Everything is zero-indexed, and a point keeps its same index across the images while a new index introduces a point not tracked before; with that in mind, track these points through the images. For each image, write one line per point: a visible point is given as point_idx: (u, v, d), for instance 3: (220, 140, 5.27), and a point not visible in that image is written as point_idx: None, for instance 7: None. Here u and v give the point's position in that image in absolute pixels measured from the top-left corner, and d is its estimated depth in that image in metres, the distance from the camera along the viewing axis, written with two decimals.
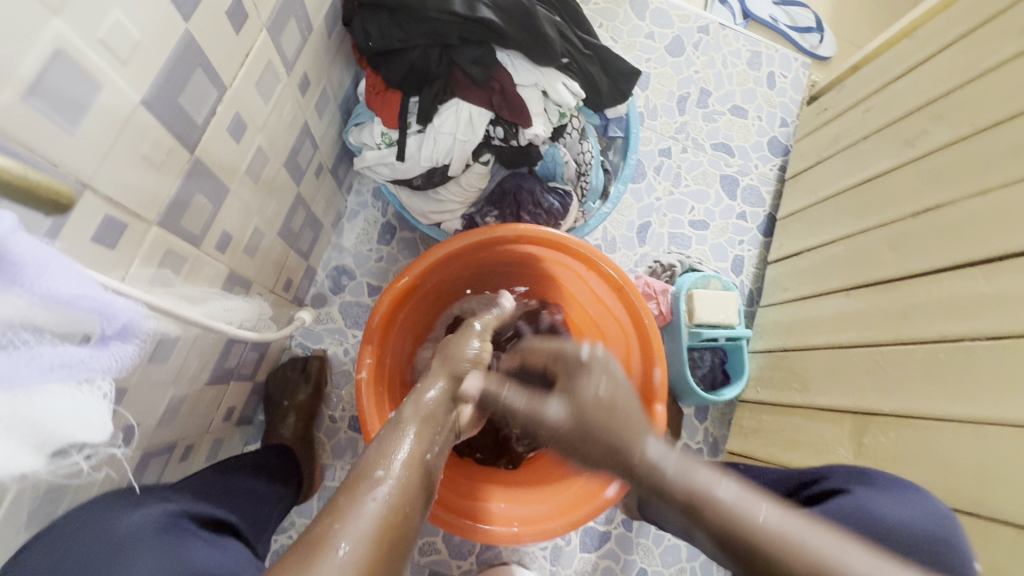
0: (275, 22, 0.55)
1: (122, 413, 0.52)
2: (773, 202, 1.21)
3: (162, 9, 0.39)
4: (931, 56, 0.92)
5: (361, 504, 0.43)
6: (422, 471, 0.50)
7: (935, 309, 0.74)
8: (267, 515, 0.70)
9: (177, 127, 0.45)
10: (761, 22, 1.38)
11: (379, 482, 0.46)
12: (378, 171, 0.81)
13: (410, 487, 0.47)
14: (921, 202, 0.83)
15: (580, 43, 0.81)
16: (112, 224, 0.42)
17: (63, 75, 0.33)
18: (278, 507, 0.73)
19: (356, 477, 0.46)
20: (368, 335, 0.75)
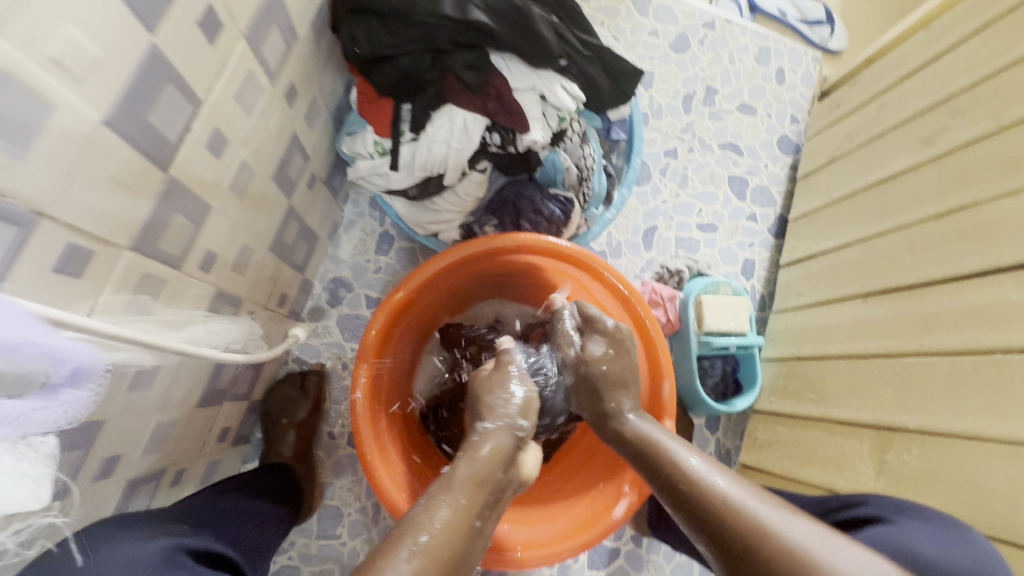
0: (255, 31, 0.52)
1: (100, 446, 0.50)
2: (784, 202, 1.17)
3: (123, 21, 0.36)
4: (951, 48, 0.87)
5: (398, 564, 0.44)
6: (461, 532, 0.49)
7: (962, 318, 0.70)
8: (269, 538, 0.68)
9: (147, 146, 0.43)
10: (768, 16, 1.33)
11: (421, 545, 0.46)
12: (372, 181, 0.79)
13: (445, 551, 0.47)
14: (942, 202, 0.79)
15: (579, 44, 0.77)
16: (76, 253, 0.39)
17: (9, 96, 0.31)
18: (278, 530, 0.70)
19: (393, 535, 0.47)
20: (363, 353, 0.72)
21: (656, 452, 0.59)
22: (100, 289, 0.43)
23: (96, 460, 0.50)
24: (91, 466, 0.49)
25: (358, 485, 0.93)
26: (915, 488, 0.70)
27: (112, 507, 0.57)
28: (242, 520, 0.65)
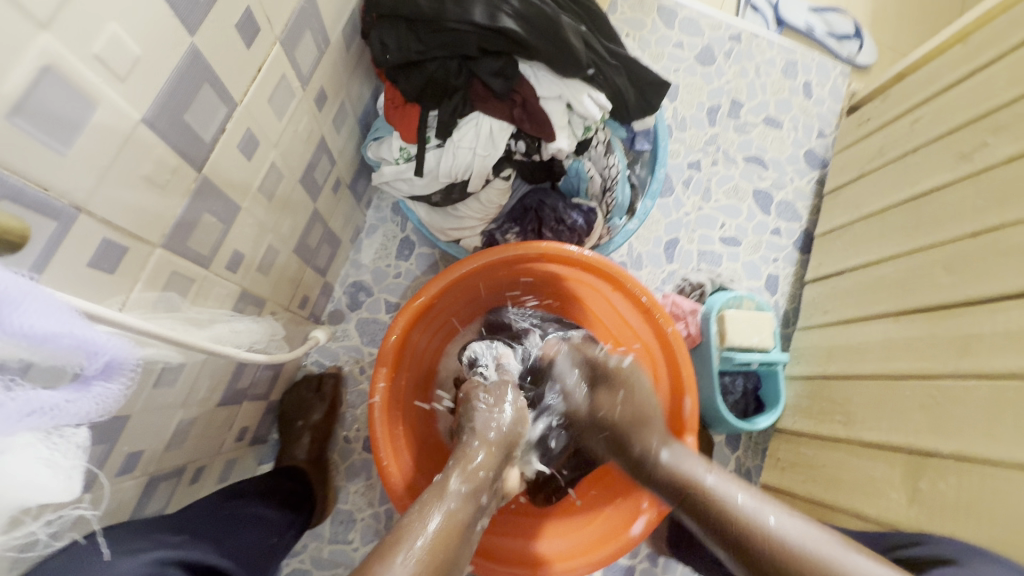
0: (291, 35, 0.53)
1: (122, 441, 0.50)
2: (810, 217, 1.15)
3: (166, 22, 0.37)
4: (990, 62, 0.85)
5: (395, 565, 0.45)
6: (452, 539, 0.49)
7: (1001, 340, 0.67)
8: (272, 547, 0.65)
9: (182, 145, 0.43)
10: (796, 30, 1.32)
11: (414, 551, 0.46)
12: (397, 186, 0.80)
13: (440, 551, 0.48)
14: (980, 221, 0.77)
15: (607, 53, 0.77)
16: (111, 248, 0.40)
17: (52, 92, 0.31)
18: (285, 539, 0.68)
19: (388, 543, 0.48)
20: (382, 357, 0.72)
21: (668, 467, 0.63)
22: (131, 285, 0.43)
23: (119, 455, 0.50)
24: (114, 460, 0.50)
25: (371, 491, 0.93)
26: (950, 518, 0.67)
27: (131, 503, 0.57)
28: (242, 530, 0.62)
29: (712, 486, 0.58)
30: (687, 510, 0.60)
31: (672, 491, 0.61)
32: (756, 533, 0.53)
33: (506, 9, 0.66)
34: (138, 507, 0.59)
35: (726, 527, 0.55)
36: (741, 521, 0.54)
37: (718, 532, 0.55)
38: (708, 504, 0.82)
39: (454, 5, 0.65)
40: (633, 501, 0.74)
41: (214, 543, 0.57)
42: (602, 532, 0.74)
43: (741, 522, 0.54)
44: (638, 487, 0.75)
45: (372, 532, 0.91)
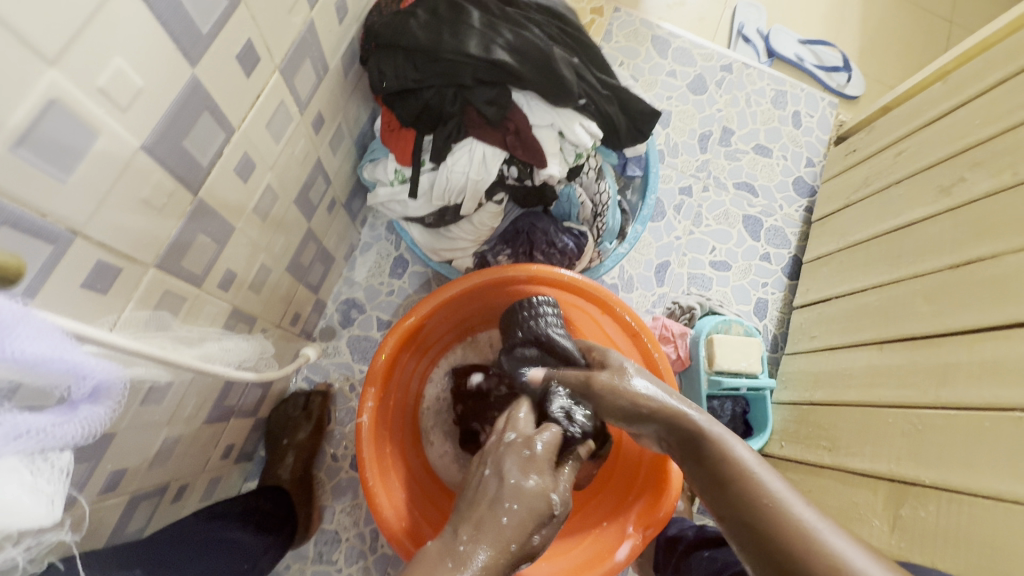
0: (290, 64, 0.55)
1: (107, 459, 0.50)
2: (798, 244, 1.17)
3: (169, 56, 0.38)
4: (970, 99, 0.88)
5: None
6: None
7: (979, 371, 0.68)
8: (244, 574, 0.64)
9: (180, 169, 0.44)
10: (786, 61, 1.36)
11: None
12: (391, 208, 0.82)
13: None
14: (960, 253, 0.78)
15: (599, 84, 0.79)
16: (106, 270, 0.41)
17: (56, 124, 0.32)
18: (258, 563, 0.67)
19: None
20: (371, 377, 0.72)
21: (705, 442, 0.53)
22: (124, 305, 0.44)
23: (102, 473, 0.50)
24: (98, 477, 0.50)
25: (357, 510, 0.92)
26: (931, 549, 0.67)
27: (113, 520, 0.57)
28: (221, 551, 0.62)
29: (745, 466, 0.49)
30: (707, 479, 0.51)
31: (696, 456, 0.53)
32: (783, 522, 0.43)
33: (501, 41, 0.69)
34: (120, 524, 0.59)
35: (746, 505, 0.46)
36: (770, 508, 0.45)
37: (736, 508, 0.47)
38: (695, 530, 0.82)
39: (450, 36, 0.67)
40: (619, 526, 0.75)
41: None
42: (588, 555, 0.73)
43: (767, 509, 0.45)
44: (625, 512, 0.76)
45: (357, 552, 0.90)
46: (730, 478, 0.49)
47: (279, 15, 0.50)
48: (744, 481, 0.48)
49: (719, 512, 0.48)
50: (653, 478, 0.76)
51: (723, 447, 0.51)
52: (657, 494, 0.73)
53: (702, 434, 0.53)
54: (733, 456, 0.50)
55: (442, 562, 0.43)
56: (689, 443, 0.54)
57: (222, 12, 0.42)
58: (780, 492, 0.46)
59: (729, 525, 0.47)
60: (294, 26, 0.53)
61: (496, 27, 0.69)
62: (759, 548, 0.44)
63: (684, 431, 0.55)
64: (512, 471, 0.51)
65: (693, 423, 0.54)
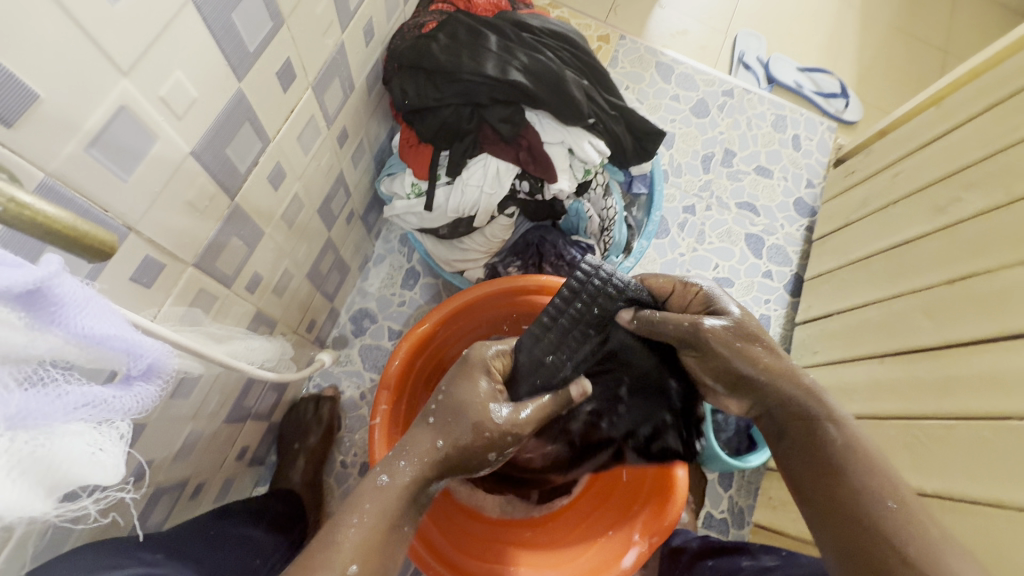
0: (322, 81, 0.59)
1: (137, 448, 0.52)
2: (800, 261, 1.20)
3: (220, 71, 0.42)
4: (962, 123, 0.92)
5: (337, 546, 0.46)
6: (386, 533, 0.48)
7: (977, 383, 0.70)
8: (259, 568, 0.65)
9: (221, 175, 0.48)
10: (785, 87, 1.41)
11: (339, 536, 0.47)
12: (407, 220, 0.85)
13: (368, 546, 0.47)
14: (956, 268, 0.81)
15: (607, 105, 0.84)
16: (152, 265, 0.44)
17: (124, 128, 0.36)
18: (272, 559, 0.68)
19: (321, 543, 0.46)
20: (385, 381, 0.75)
21: (820, 424, 0.54)
22: (164, 299, 0.47)
23: (130, 464, 0.53)
24: (129, 465, 0.52)
25: None
26: None
27: (137, 511, 0.59)
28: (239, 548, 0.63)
29: (866, 457, 0.51)
30: (813, 459, 0.53)
31: (805, 434, 0.54)
32: (907, 528, 0.47)
33: (516, 64, 0.73)
34: (143, 516, 0.61)
35: (863, 503, 0.49)
36: (895, 516, 0.47)
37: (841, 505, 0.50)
38: (700, 540, 0.83)
39: (469, 59, 0.71)
40: (625, 533, 0.75)
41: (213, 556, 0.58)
42: (595, 562, 0.74)
43: (891, 515, 0.48)
44: (631, 519, 0.77)
45: None
46: (848, 477, 0.50)
47: (316, 37, 0.54)
48: (873, 484, 0.49)
49: (812, 488, 0.52)
50: (659, 485, 0.76)
51: (843, 433, 0.53)
52: (663, 501, 0.74)
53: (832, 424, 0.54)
54: (853, 443, 0.52)
55: (375, 474, 0.51)
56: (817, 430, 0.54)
57: (267, 32, 0.46)
58: (905, 501, 0.49)
59: (818, 502, 0.51)
60: (327, 47, 0.57)
61: (511, 50, 0.74)
62: (834, 522, 0.50)
63: (806, 416, 0.55)
64: (477, 394, 0.55)
65: (816, 404, 0.55)
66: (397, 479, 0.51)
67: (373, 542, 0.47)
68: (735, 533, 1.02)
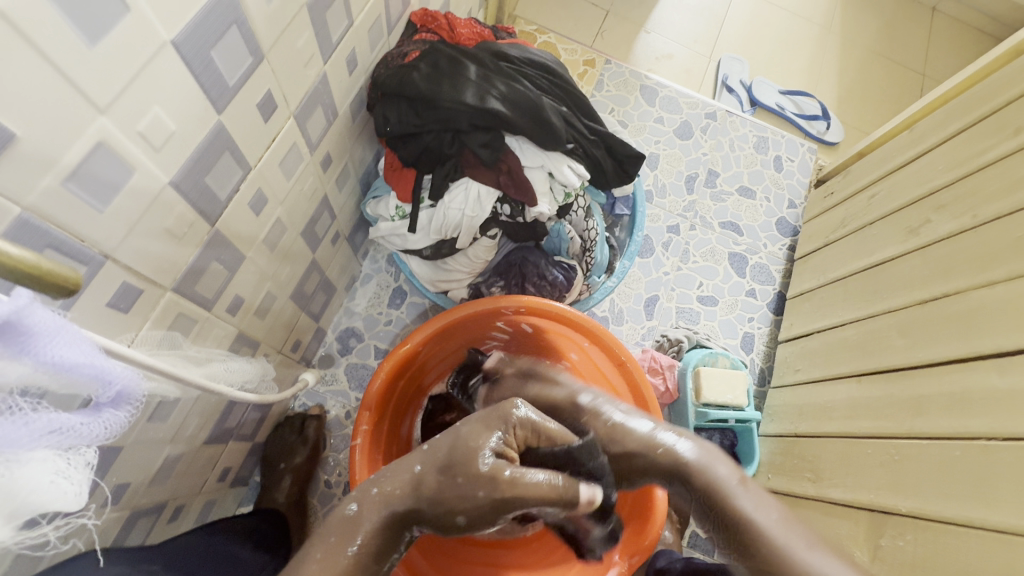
0: (304, 110, 0.61)
1: (114, 470, 0.53)
2: (783, 280, 1.21)
3: (198, 106, 0.44)
4: (933, 147, 0.95)
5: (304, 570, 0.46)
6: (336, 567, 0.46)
7: (949, 402, 0.71)
8: None
9: (201, 202, 0.49)
10: (768, 109, 1.44)
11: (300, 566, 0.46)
12: (391, 241, 0.87)
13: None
14: (929, 289, 0.83)
15: (586, 130, 0.86)
16: (129, 291, 0.45)
17: (101, 162, 0.37)
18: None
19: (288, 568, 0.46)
20: (366, 401, 0.75)
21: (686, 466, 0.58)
22: (142, 324, 0.48)
23: (106, 486, 0.53)
24: (105, 487, 0.53)
25: None
26: None
27: (113, 534, 0.59)
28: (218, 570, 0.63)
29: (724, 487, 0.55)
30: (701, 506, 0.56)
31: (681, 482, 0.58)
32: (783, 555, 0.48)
33: (495, 92, 0.75)
34: (119, 538, 0.61)
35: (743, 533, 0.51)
36: (768, 546, 0.49)
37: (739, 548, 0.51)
38: (682, 560, 0.82)
39: (449, 87, 0.74)
40: None
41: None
42: None
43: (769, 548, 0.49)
44: None
45: None
46: (726, 516, 0.53)
47: (297, 68, 0.56)
48: (742, 524, 0.51)
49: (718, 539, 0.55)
50: (639, 506, 0.77)
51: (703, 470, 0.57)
52: (642, 522, 0.75)
53: (694, 471, 0.57)
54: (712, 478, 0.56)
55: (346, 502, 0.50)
56: (685, 480, 0.58)
57: (247, 67, 0.48)
58: (773, 532, 0.50)
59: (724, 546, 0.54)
60: (309, 77, 0.59)
61: (491, 79, 0.76)
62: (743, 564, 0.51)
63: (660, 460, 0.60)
64: (482, 439, 0.51)
65: (669, 451, 0.60)
66: (366, 509, 0.49)
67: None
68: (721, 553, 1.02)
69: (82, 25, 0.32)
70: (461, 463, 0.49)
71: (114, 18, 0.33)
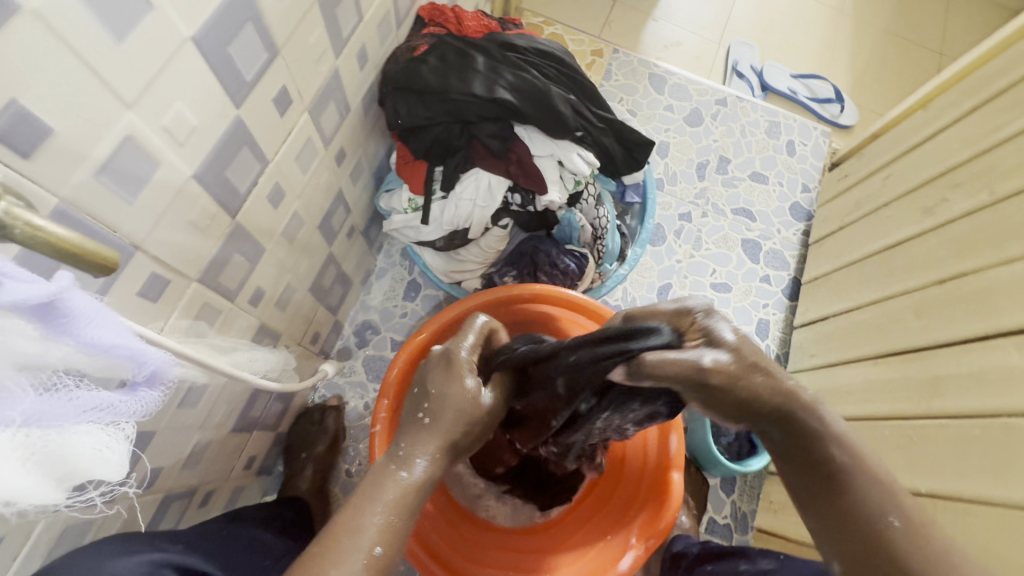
0: (317, 105, 0.62)
1: (147, 455, 0.55)
2: (797, 265, 1.20)
3: (218, 100, 0.45)
4: (948, 124, 0.93)
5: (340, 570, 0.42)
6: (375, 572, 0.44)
7: (967, 380, 0.71)
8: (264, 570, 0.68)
9: (222, 196, 0.51)
10: (780, 94, 1.43)
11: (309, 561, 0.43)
12: (405, 233, 0.89)
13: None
14: (946, 268, 0.82)
15: (594, 118, 0.86)
16: (157, 280, 0.47)
17: (129, 156, 0.39)
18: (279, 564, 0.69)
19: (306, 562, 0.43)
20: (385, 388, 0.77)
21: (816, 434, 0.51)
22: (169, 313, 0.50)
23: (141, 469, 0.56)
24: (138, 471, 0.55)
25: None
26: None
27: (147, 517, 0.62)
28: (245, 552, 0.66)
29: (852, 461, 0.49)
30: (820, 477, 0.50)
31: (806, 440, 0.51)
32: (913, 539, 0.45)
33: (502, 82, 0.76)
34: (153, 522, 0.64)
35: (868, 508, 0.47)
36: (881, 528, 0.46)
37: (842, 521, 0.47)
38: (701, 544, 0.82)
39: (457, 79, 0.75)
40: (622, 538, 0.76)
41: (215, 559, 0.61)
42: (593, 565, 0.75)
43: (894, 531, 0.45)
44: (628, 523, 0.78)
45: None
46: (843, 489, 0.48)
47: (310, 64, 0.57)
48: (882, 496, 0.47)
49: (817, 505, 0.49)
50: (655, 491, 0.77)
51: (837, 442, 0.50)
52: (658, 505, 0.75)
53: (818, 435, 0.51)
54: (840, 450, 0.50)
55: (392, 472, 0.49)
56: (802, 432, 0.51)
57: (262, 63, 0.49)
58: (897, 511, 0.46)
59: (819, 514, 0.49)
60: (321, 73, 0.60)
61: (498, 70, 0.77)
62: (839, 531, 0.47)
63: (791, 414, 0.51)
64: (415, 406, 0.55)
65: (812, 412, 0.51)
66: (437, 459, 0.51)
67: (396, 528, 0.46)
68: (739, 538, 1.02)
69: (108, 24, 0.34)
70: (423, 436, 0.52)
71: (138, 17, 0.35)
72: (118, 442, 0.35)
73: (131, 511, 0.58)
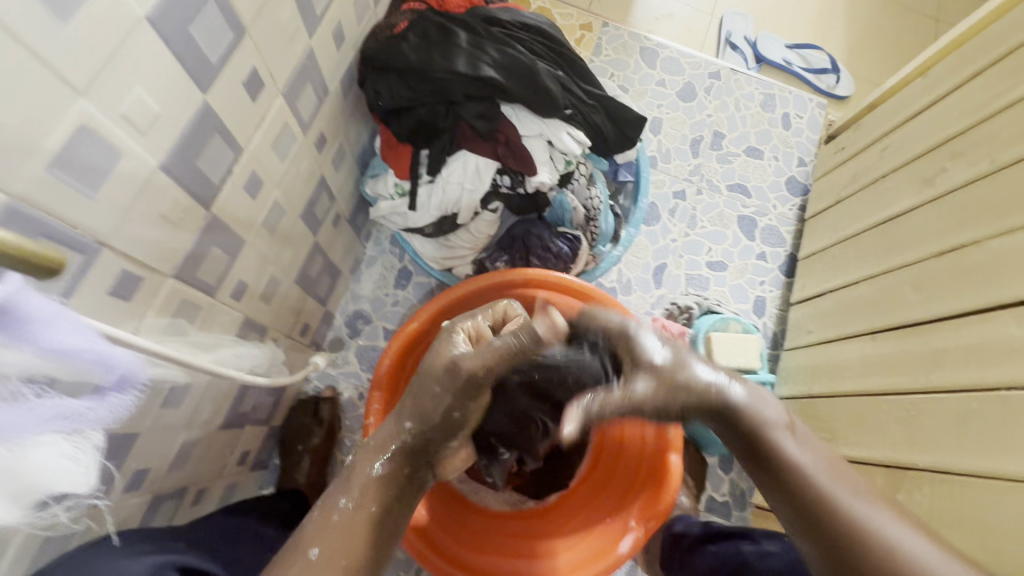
0: (292, 88, 0.59)
1: (132, 457, 0.54)
2: (794, 241, 1.19)
3: (181, 85, 0.43)
4: (946, 93, 0.91)
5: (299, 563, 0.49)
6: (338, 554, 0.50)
7: (965, 353, 0.70)
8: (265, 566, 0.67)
9: (194, 187, 0.49)
10: (774, 65, 1.39)
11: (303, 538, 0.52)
12: (393, 220, 0.86)
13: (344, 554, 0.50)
14: (944, 241, 0.80)
15: (583, 94, 0.83)
16: (128, 278, 0.45)
17: (85, 146, 0.37)
18: None
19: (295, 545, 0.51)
20: (377, 381, 0.76)
21: (759, 433, 0.53)
22: (145, 311, 0.48)
23: (127, 471, 0.54)
24: (123, 474, 0.54)
25: None
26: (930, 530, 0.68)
27: (137, 518, 0.61)
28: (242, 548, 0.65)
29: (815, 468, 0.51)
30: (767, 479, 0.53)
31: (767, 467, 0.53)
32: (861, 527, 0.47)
33: (487, 59, 0.73)
34: (143, 524, 0.63)
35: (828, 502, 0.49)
36: (825, 510, 0.49)
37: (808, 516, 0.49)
38: (701, 525, 0.82)
39: (440, 57, 0.72)
40: (622, 520, 0.76)
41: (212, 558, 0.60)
42: (593, 550, 0.75)
43: (835, 521, 0.48)
44: (627, 506, 0.77)
45: None
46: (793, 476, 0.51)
47: (281, 44, 0.54)
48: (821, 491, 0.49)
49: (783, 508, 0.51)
50: (654, 473, 0.77)
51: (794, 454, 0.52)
52: (657, 488, 0.75)
53: (760, 428, 0.53)
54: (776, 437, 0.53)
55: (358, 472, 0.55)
56: (739, 428, 0.54)
57: (228, 44, 0.46)
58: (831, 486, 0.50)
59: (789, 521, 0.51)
60: (295, 53, 0.57)
61: (483, 46, 0.74)
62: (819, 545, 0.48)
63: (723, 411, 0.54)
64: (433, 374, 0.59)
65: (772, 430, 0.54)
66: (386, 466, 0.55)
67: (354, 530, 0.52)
68: (739, 516, 1.02)
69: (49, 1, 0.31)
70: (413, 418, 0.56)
71: None
72: (80, 454, 0.34)
73: (119, 513, 0.57)
